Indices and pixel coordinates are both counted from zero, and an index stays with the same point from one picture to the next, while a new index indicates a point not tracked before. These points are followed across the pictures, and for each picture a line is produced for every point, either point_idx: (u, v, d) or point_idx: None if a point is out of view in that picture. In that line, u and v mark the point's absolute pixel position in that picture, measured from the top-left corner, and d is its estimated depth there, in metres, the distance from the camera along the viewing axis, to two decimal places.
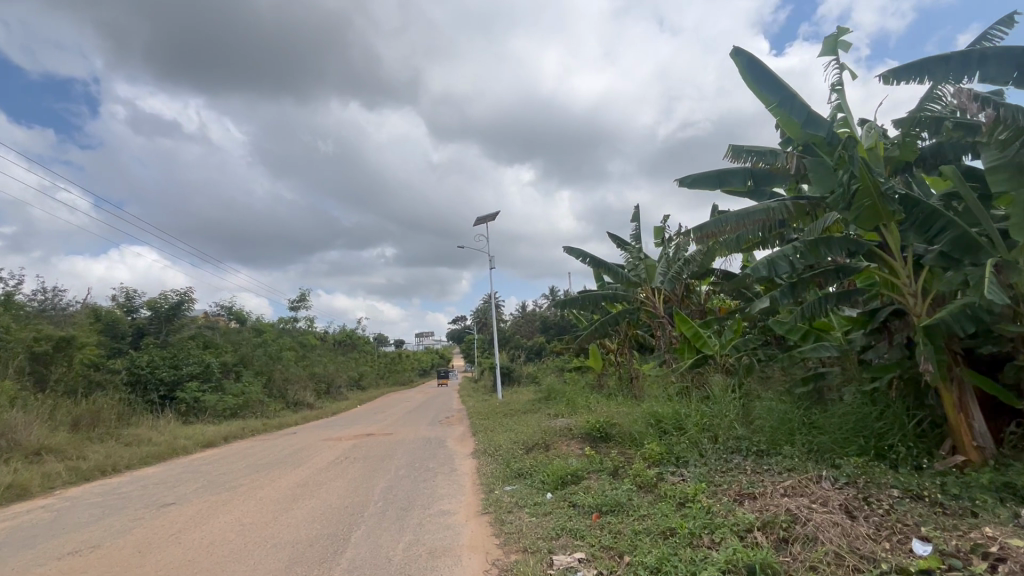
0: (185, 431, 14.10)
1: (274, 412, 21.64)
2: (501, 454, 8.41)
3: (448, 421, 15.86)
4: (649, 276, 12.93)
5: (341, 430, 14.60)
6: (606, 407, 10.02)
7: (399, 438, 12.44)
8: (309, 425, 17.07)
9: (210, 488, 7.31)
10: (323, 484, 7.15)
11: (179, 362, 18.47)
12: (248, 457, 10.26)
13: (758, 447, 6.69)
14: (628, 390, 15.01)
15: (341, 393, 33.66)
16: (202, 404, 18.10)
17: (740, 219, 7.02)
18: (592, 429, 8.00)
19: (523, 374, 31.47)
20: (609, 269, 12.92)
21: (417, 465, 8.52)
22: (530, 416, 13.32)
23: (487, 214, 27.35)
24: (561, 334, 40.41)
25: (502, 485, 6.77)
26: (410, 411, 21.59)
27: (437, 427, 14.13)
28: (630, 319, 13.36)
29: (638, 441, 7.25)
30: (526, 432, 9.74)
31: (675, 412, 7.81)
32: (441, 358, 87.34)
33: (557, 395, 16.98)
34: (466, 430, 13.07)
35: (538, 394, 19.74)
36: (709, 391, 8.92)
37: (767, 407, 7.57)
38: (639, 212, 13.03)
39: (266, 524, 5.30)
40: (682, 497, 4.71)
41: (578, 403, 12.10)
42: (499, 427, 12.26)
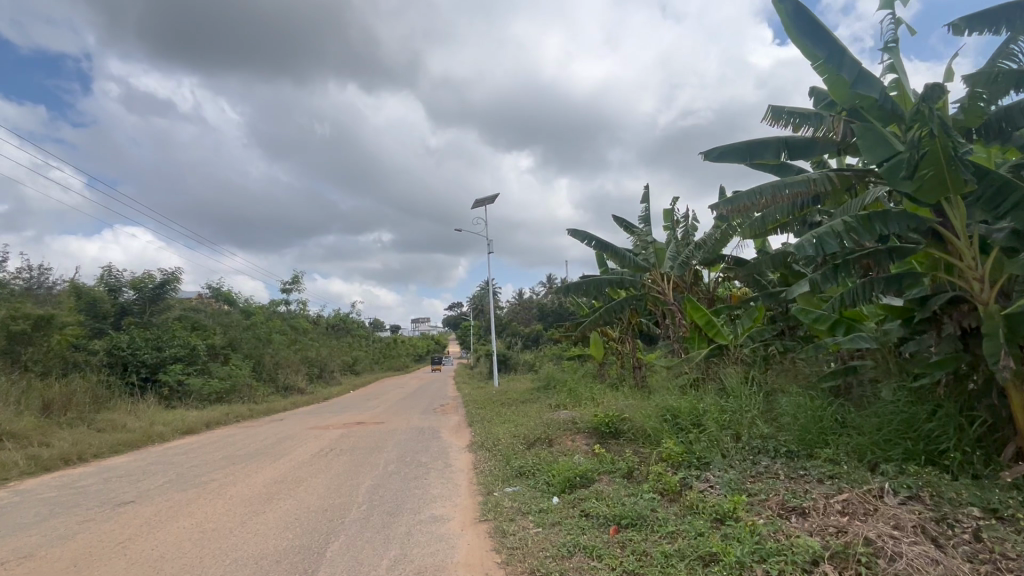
0: (165, 416, 13.37)
1: (262, 397, 20.94)
2: (499, 449, 7.71)
3: (442, 410, 15.19)
4: (659, 261, 12.17)
5: (330, 418, 13.89)
6: (612, 399, 9.34)
7: (390, 428, 11.75)
8: (298, 411, 16.40)
9: (176, 483, 6.57)
10: (301, 482, 6.42)
11: (163, 344, 17.69)
12: (226, 448, 9.50)
13: (788, 449, 6.00)
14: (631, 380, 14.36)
15: (334, 378, 32.97)
16: (186, 387, 17.36)
17: (779, 192, 6.17)
18: (600, 423, 7.30)
19: (520, 362, 30.89)
20: (616, 253, 12.11)
21: (407, 460, 7.82)
22: (529, 407, 12.65)
23: (487, 197, 26.56)
24: (559, 322, 39.80)
25: (501, 486, 6.08)
26: (404, 398, 20.93)
27: (431, 416, 13.44)
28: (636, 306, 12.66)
29: (652, 439, 6.57)
30: (526, 424, 9.04)
31: (692, 408, 7.12)
32: (436, 345, 86.80)
33: (555, 385, 16.30)
34: (462, 421, 12.39)
35: (536, 383, 19.10)
36: (726, 384, 8.23)
37: (795, 404, 6.87)
38: (649, 193, 12.25)
39: (229, 533, 4.58)
40: (716, 511, 4.00)
41: (581, 394, 11.42)
42: (497, 418, 11.58)
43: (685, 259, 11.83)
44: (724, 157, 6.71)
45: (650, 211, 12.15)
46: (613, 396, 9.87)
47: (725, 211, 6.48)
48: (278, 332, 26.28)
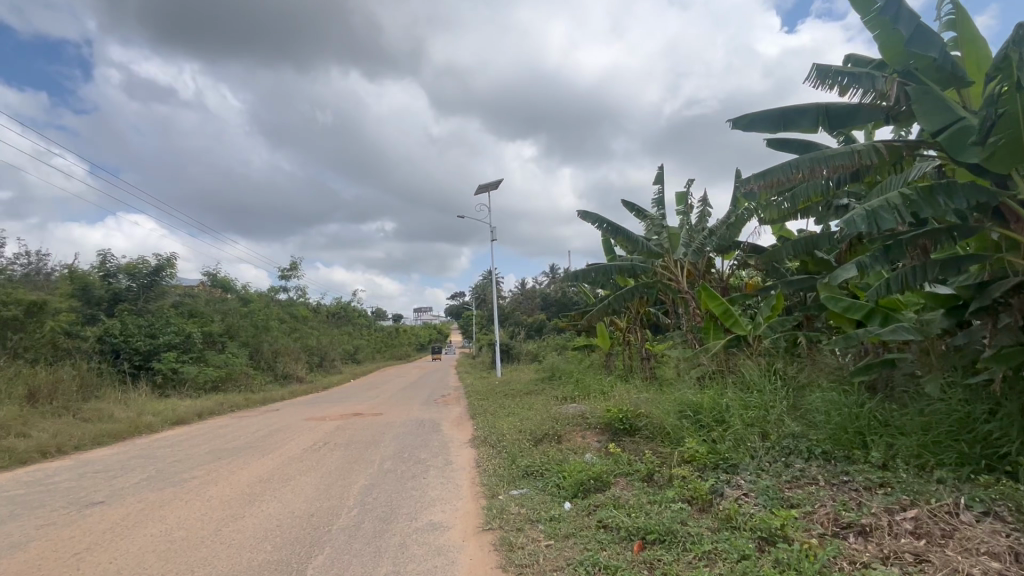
0: (156, 406, 12.87)
1: (260, 385, 20.50)
2: (503, 446, 7.17)
3: (444, 401, 14.68)
4: (672, 246, 11.55)
5: (326, 408, 13.38)
6: (623, 392, 8.79)
7: (389, 419, 11.24)
8: (295, 401, 15.93)
9: (153, 481, 6.05)
10: (288, 481, 5.89)
11: (157, 331, 17.19)
12: (214, 440, 8.98)
13: (825, 450, 5.43)
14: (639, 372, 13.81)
15: (334, 366, 32.53)
16: (181, 376, 16.89)
17: (818, 165, 5.36)
18: (613, 419, 6.75)
19: (522, 352, 30.39)
20: (627, 238, 11.47)
21: (405, 456, 7.30)
22: (534, 398, 12.12)
23: (489, 183, 25.88)
24: (562, 312, 39.25)
25: (507, 488, 5.54)
26: (405, 388, 20.46)
27: (432, 408, 12.92)
28: (647, 295, 12.06)
29: (672, 437, 6.01)
30: (532, 418, 8.50)
31: (713, 403, 6.56)
32: (438, 334, 86.47)
33: (560, 376, 15.77)
34: (464, 413, 11.88)
35: (540, 374, 18.58)
36: (747, 377, 7.65)
37: (828, 400, 6.29)
38: (662, 174, 11.56)
39: (201, 543, 4.05)
40: (758, 528, 3.45)
41: (588, 386, 10.87)
42: (500, 410, 11.06)
43: (698, 245, 11.45)
44: (754, 125, 6.06)
45: (664, 193, 11.49)
46: (624, 389, 9.31)
47: (754, 185, 5.70)
48: (277, 320, 25.79)
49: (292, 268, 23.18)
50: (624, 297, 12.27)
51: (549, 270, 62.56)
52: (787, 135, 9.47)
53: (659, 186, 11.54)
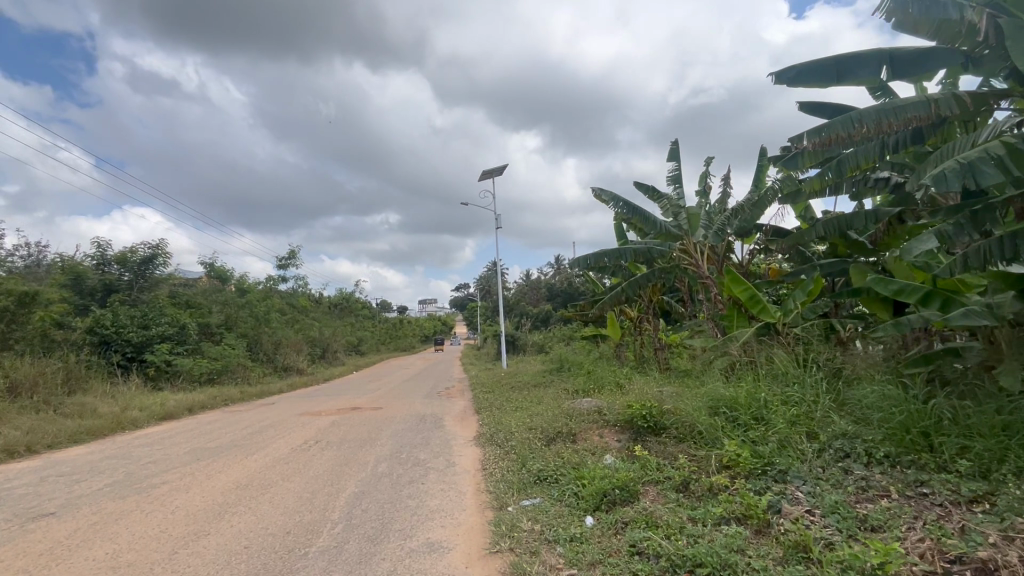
0: (145, 400, 12.22)
1: (259, 378, 19.89)
2: (512, 446, 6.44)
3: (447, 394, 13.97)
4: (692, 228, 10.67)
5: (323, 402, 12.71)
6: (642, 385, 8.05)
7: (388, 414, 10.54)
8: (293, 394, 15.30)
9: (117, 489, 5.37)
10: (268, 488, 5.20)
11: (150, 322, 16.57)
12: (199, 438, 8.32)
13: (886, 451, 4.68)
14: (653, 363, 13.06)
15: (336, 358, 31.95)
16: (176, 369, 16.28)
17: (885, 118, 4.53)
18: (634, 416, 6.02)
19: (528, 343, 29.63)
20: (644, 218, 10.61)
21: (402, 456, 6.59)
22: (542, 392, 11.38)
23: (493, 168, 25.01)
24: (568, 302, 38.49)
25: (518, 498, 4.81)
26: (407, 380, 19.79)
27: (434, 401, 12.22)
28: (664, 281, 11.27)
29: (704, 438, 5.26)
30: (541, 414, 7.76)
31: (749, 398, 5.81)
32: (442, 325, 85.90)
33: (569, 368, 15.03)
34: (468, 407, 11.18)
35: (547, 365, 17.85)
36: (781, 368, 6.88)
37: (880, 391, 5.52)
38: (678, 149, 10.70)
39: (146, 572, 3.34)
40: (841, 565, 2.72)
41: (601, 378, 10.12)
42: (507, 404, 10.34)
43: (720, 227, 10.72)
44: (801, 78, 5.31)
45: (681, 172, 10.59)
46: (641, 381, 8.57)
47: (807, 143, 4.93)
48: (277, 311, 25.15)
49: (290, 257, 22.41)
50: (637, 284, 11.47)
51: (555, 261, 61.70)
52: (819, 101, 8.65)
53: (676, 164, 10.60)
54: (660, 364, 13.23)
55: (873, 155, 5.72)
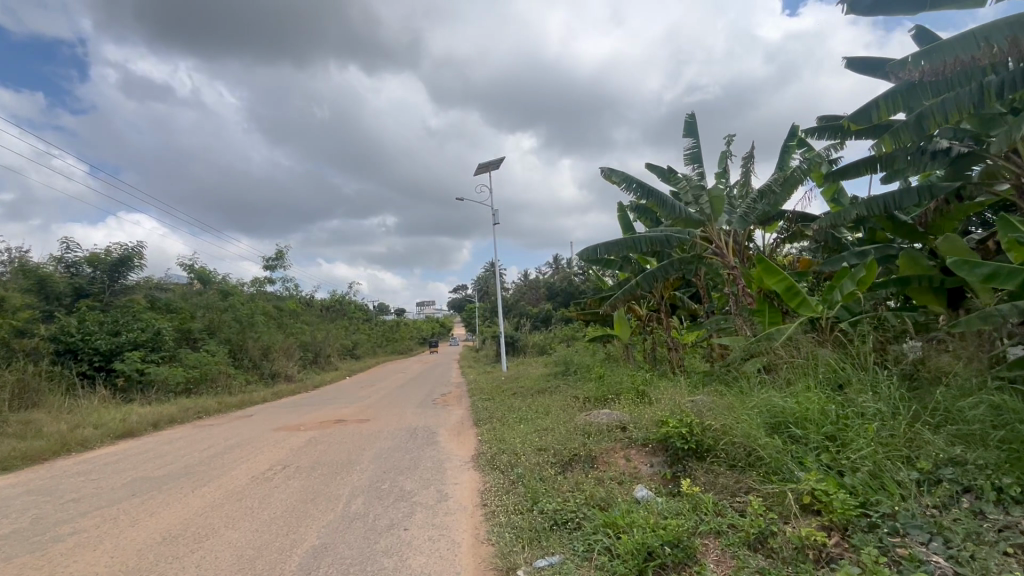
0: (106, 414, 10.98)
1: (243, 386, 18.64)
2: (518, 474, 5.23)
3: (444, 402, 12.78)
4: (715, 214, 9.29)
5: (306, 414, 11.49)
6: (669, 394, 6.86)
7: (375, 428, 9.32)
8: (275, 404, 14.08)
9: (10, 543, 4.16)
10: (203, 542, 4.00)
11: (121, 328, 15.31)
12: (151, 461, 7.11)
13: (1018, 483, 3.50)
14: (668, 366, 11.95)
15: (328, 362, 30.66)
16: (148, 378, 15.01)
17: (1023, 33, 3.99)
18: (669, 435, 4.86)
19: (528, 345, 28.38)
20: (658, 202, 9.24)
21: (383, 488, 5.37)
22: (549, 399, 10.21)
23: (489, 162, 23.89)
24: (569, 302, 37.30)
25: (529, 555, 3.61)
26: (402, 386, 18.60)
27: (428, 411, 11.01)
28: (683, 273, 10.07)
29: (768, 465, 4.09)
30: (550, 429, 6.58)
31: (814, 410, 4.64)
32: (441, 327, 84.54)
33: (574, 371, 13.84)
34: (465, 418, 9.99)
35: (551, 368, 16.69)
36: (842, 372, 5.70)
37: (987, 402, 4.34)
38: (696, 123, 9.50)
39: None
40: None
41: (616, 383, 8.94)
42: (510, 415, 9.17)
43: (745, 210, 9.62)
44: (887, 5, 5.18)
45: (701, 149, 9.35)
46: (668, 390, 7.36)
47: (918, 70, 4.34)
48: (265, 314, 23.87)
49: (276, 257, 21.07)
50: (651, 276, 10.21)
51: (554, 260, 60.49)
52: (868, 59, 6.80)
53: (695, 140, 9.36)
54: (677, 367, 12.08)
55: (971, 103, 4.74)
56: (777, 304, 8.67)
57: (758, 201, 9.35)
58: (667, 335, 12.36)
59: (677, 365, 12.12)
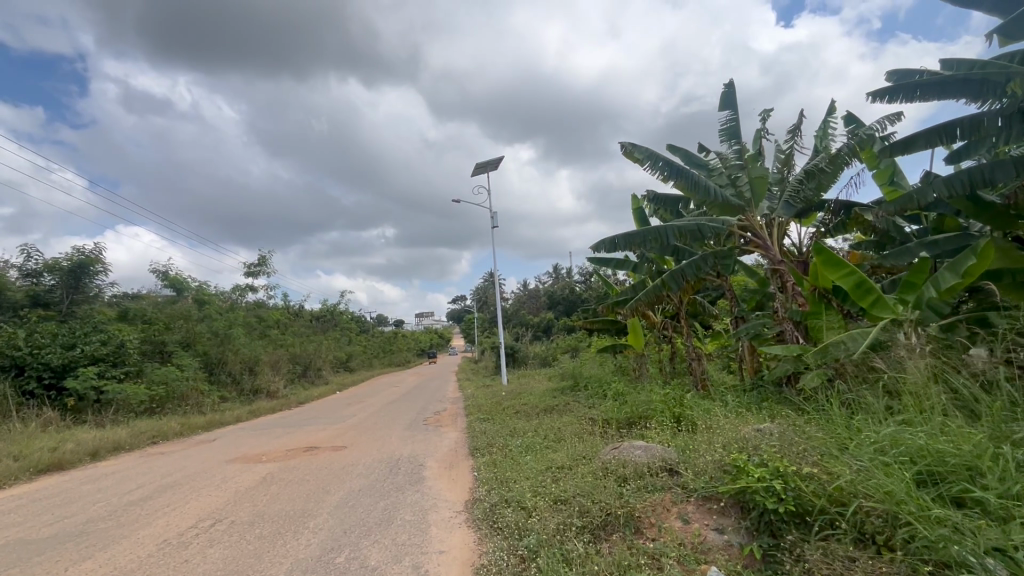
0: (38, 442, 9.33)
1: (218, 405, 16.99)
2: (530, 544, 3.64)
3: (436, 423, 11.18)
4: (758, 198, 7.73)
5: (275, 439, 9.88)
6: (720, 421, 5.33)
7: (353, 458, 7.77)
8: (247, 426, 12.50)
9: None
10: None
11: (78, 341, 13.71)
12: (53, 511, 5.51)
13: None
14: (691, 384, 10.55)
15: (317, 376, 28.98)
16: (105, 397, 13.35)
17: None
18: (754, 490, 3.30)
19: (530, 356, 26.69)
20: (690, 184, 7.66)
21: (336, 563, 3.79)
22: (558, 422, 8.64)
23: (488, 162, 22.54)
24: (571, 311, 35.73)
25: None
26: (392, 403, 17.00)
27: (416, 436, 9.43)
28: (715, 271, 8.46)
29: (936, 546, 2.56)
30: (569, 468, 5.04)
31: (985, 451, 3.03)
32: (439, 338, 82.65)
33: (583, 386, 12.31)
34: (460, 444, 8.42)
35: (555, 383, 15.14)
36: (968, 389, 4.18)
37: None
38: (733, 94, 8.07)
39: None
40: None
41: (641, 404, 7.38)
42: (513, 441, 7.62)
43: (790, 196, 8.14)
44: None
45: (738, 123, 7.94)
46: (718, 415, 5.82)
47: None
48: (248, 325, 22.22)
49: (259, 263, 19.47)
50: (678, 275, 8.54)
51: (555, 268, 58.92)
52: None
53: (730, 113, 7.97)
54: (700, 383, 10.64)
55: None
56: (838, 304, 7.17)
57: (804, 184, 7.90)
58: (688, 345, 10.88)
59: (701, 379, 10.65)
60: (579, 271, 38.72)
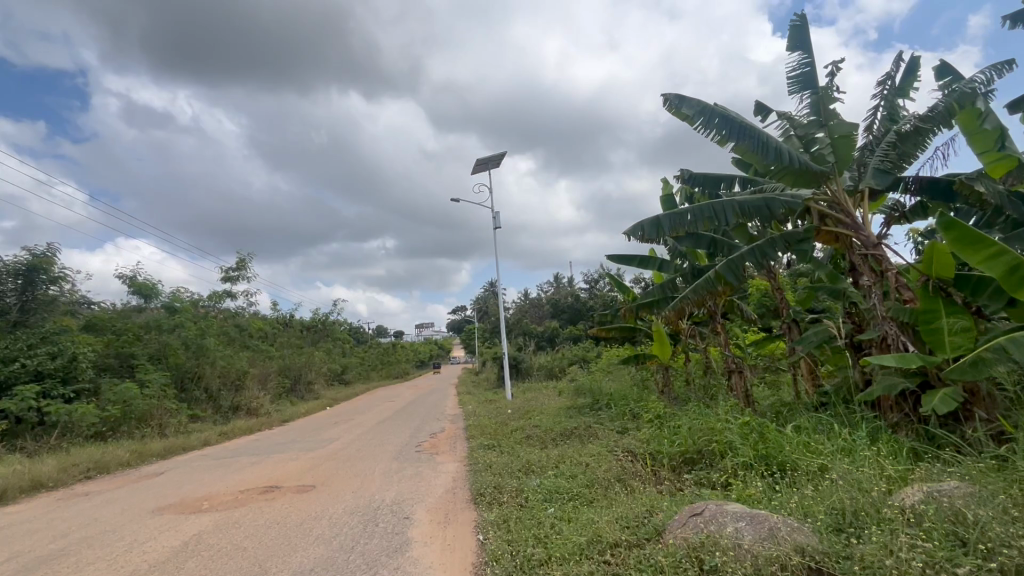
0: None
1: (188, 425, 15.14)
2: None
3: (433, 450, 9.38)
4: (844, 164, 5.94)
5: (234, 474, 8.06)
6: (855, 473, 3.53)
7: (321, 505, 5.95)
8: (211, 453, 10.67)
9: None
10: None
11: (20, 354, 11.88)
12: None
13: None
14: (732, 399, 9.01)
15: (308, 390, 27.13)
16: (50, 420, 11.55)
17: None
18: None
19: (534, 367, 24.81)
20: (756, 146, 5.96)
21: None
22: (582, 452, 6.87)
23: (490, 157, 20.91)
24: (577, 320, 33.85)
25: None
26: (386, 421, 15.22)
27: (406, 471, 7.62)
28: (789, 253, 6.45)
29: None
30: (629, 555, 3.22)
31: None
32: (439, 349, 80.71)
33: (603, 404, 10.55)
34: (461, 483, 6.63)
35: (569, 398, 13.37)
36: None
37: None
38: (803, 34, 6.40)
39: None
40: None
41: (698, 433, 5.62)
42: (528, 483, 5.83)
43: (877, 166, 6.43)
44: None
45: (813, 69, 6.24)
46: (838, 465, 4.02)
47: None
48: (230, 336, 20.38)
49: (239, 266, 17.65)
50: (736, 265, 6.61)
51: (557, 277, 57.08)
52: None
53: (801, 58, 6.31)
54: (742, 398, 9.05)
55: None
56: (959, 300, 5.47)
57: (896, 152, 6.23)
58: (727, 356, 9.21)
59: (745, 396, 8.97)
60: (583, 278, 37.00)
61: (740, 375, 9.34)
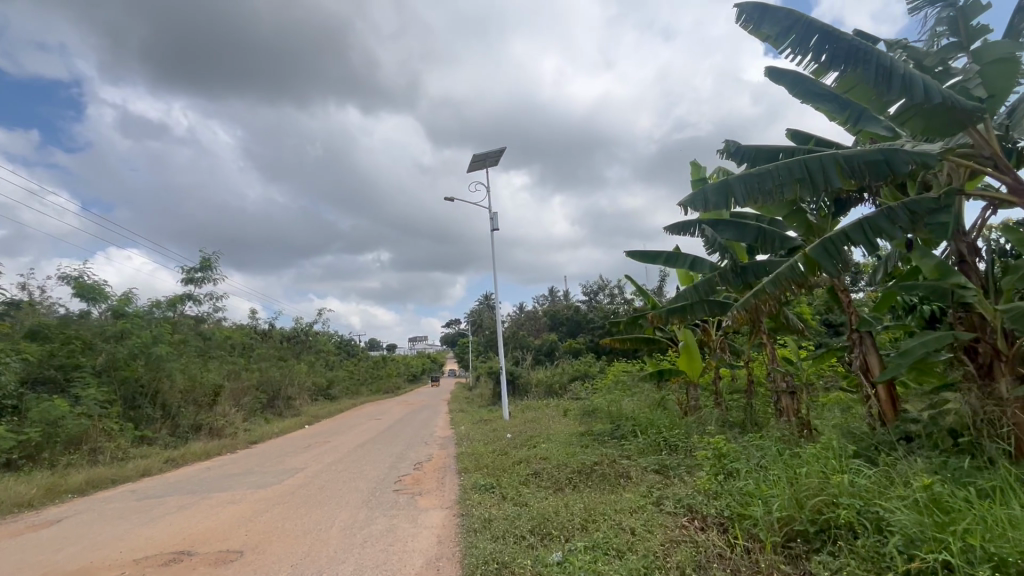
0: None
1: (133, 449, 12.96)
2: None
3: (414, 491, 7.37)
4: (1001, 98, 4.19)
5: (148, 526, 6.05)
6: None
7: None
8: (140, 489, 8.60)
9: None
10: None
11: None
12: None
13: None
14: (783, 425, 7.32)
15: (287, 406, 24.88)
16: None
17: None
18: None
19: (532, 383, 22.69)
20: (875, 76, 4.22)
21: None
22: (616, 506, 4.94)
23: (489, 151, 19.08)
24: (577, 333, 31.84)
25: None
26: (365, 445, 13.15)
27: (377, 526, 5.64)
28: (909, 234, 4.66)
29: None
30: None
31: None
32: (432, 363, 78.28)
33: (624, 430, 8.65)
34: (450, 553, 4.65)
35: (577, 422, 11.43)
36: None
37: None
38: None
39: None
40: None
41: (800, 487, 3.75)
42: (551, 564, 3.85)
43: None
44: None
45: None
46: None
47: None
48: (196, 346, 18.23)
49: (204, 267, 15.56)
50: (833, 247, 4.74)
51: (554, 290, 55.13)
52: None
53: None
54: (794, 420, 7.39)
55: None
56: None
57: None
58: (776, 371, 7.52)
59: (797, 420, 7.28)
60: (583, 289, 35.03)
61: (794, 397, 7.58)
